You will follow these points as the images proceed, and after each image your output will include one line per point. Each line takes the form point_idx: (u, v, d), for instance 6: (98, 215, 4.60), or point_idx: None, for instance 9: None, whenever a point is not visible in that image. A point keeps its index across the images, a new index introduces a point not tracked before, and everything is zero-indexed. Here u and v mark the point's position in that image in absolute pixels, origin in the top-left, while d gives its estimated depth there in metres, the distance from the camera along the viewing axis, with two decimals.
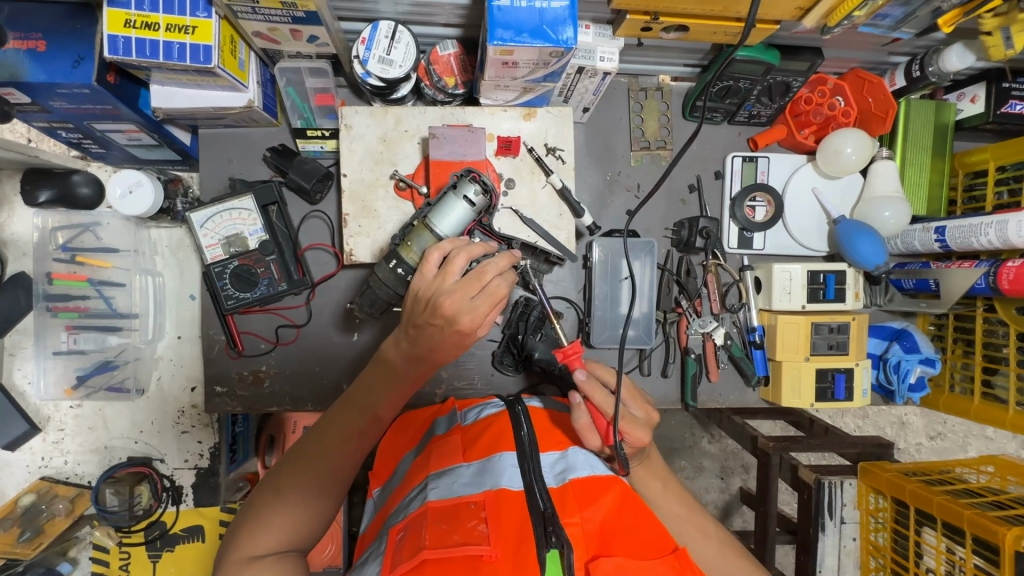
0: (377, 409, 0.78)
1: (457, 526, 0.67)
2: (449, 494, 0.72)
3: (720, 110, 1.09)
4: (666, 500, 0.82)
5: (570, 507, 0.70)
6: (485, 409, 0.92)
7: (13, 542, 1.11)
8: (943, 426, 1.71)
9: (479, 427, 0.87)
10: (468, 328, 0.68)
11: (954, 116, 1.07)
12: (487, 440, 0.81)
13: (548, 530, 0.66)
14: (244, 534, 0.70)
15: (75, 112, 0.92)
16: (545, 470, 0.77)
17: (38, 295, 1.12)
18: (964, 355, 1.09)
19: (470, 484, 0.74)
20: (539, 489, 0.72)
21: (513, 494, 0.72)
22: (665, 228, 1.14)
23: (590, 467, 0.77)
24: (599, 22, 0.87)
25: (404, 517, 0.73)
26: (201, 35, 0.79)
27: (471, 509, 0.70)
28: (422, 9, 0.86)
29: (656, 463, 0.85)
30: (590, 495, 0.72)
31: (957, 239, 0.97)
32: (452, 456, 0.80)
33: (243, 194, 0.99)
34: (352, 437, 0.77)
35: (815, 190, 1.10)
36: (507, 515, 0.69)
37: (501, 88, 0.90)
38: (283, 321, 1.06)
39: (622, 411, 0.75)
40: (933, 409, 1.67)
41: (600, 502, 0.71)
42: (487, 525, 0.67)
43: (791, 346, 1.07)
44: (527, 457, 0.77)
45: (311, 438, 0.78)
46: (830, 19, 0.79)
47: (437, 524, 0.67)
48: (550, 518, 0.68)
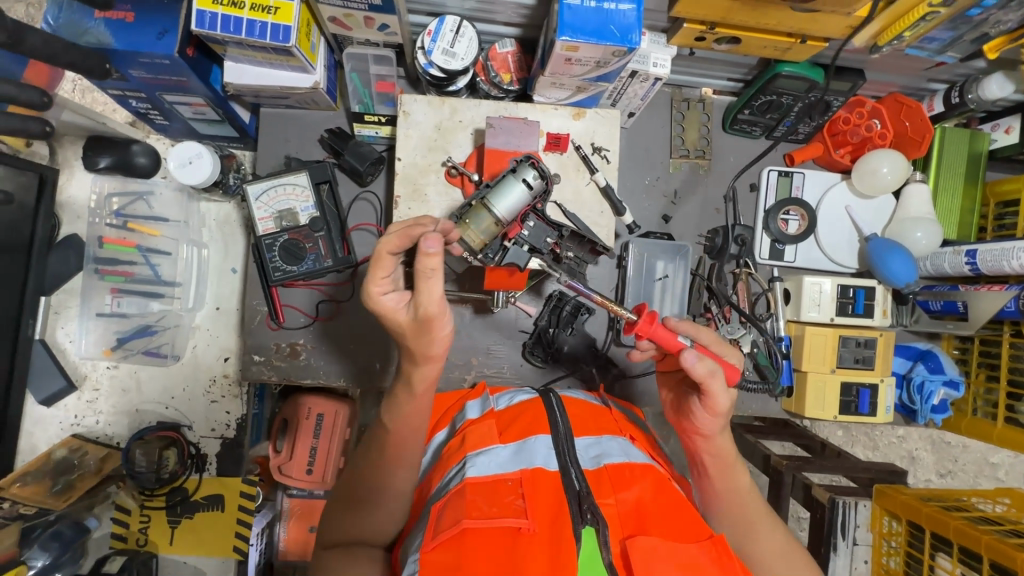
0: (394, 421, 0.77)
1: (495, 500, 0.69)
2: (486, 471, 0.73)
3: (760, 125, 1.13)
4: (743, 486, 0.81)
5: (604, 488, 0.72)
6: (516, 396, 0.94)
7: (43, 493, 1.10)
8: (954, 463, 1.70)
9: (512, 413, 0.87)
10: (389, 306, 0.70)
11: (987, 145, 1.10)
12: (523, 422, 0.82)
13: (583, 508, 0.67)
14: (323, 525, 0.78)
15: (150, 82, 0.97)
16: (581, 454, 0.79)
17: (89, 257, 1.18)
18: (987, 381, 1.11)
19: (507, 462, 0.76)
20: (575, 470, 0.73)
21: (548, 474, 0.73)
22: (699, 235, 1.17)
23: (625, 453, 0.78)
24: (654, 31, 0.92)
25: (441, 492, 0.74)
26: (282, 15, 0.84)
27: (509, 486, 0.71)
28: (487, 6, 0.92)
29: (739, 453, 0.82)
30: (624, 479, 0.74)
31: (988, 263, 1.00)
32: (488, 438, 0.80)
33: (299, 170, 1.03)
34: (398, 443, 0.76)
35: (848, 208, 1.13)
36: (544, 493, 0.70)
37: (556, 86, 0.94)
38: (324, 297, 1.10)
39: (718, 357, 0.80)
40: (944, 444, 1.66)
41: (635, 486, 0.73)
42: (524, 501, 0.69)
43: (817, 358, 1.09)
44: (562, 440, 0.78)
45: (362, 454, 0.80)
46: (879, 39, 0.81)
47: (476, 498, 0.69)
48: (586, 497, 0.69)
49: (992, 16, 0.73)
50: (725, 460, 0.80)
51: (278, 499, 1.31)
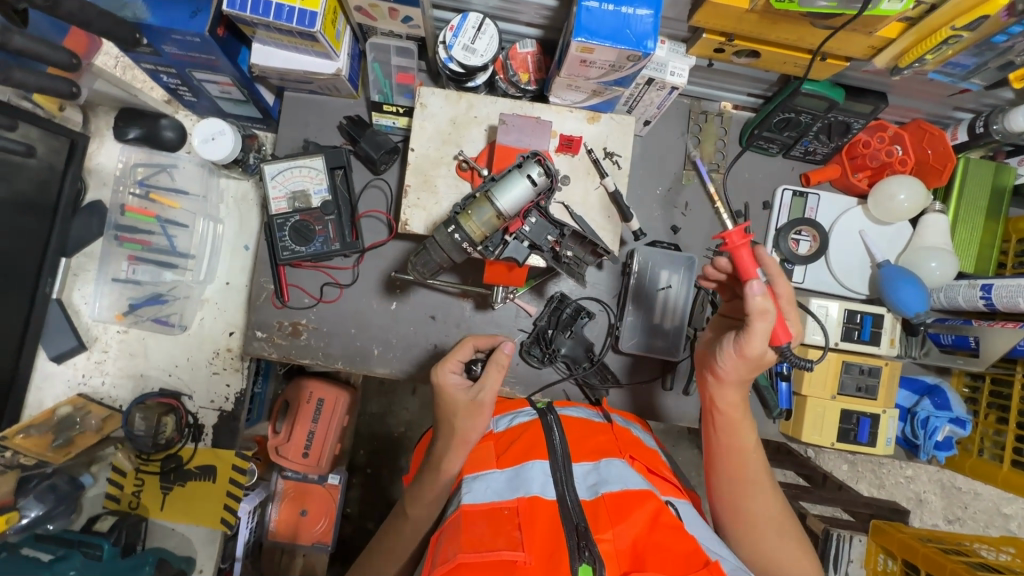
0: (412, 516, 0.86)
1: (490, 531, 0.67)
2: (483, 499, 0.72)
3: (777, 142, 1.12)
4: (749, 448, 0.84)
5: (601, 522, 0.69)
6: (517, 417, 0.89)
7: (44, 446, 1.14)
8: (963, 510, 1.65)
9: (513, 434, 0.84)
10: (448, 380, 0.89)
11: (1012, 180, 1.07)
12: (519, 447, 0.79)
13: (580, 545, 0.66)
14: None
15: (181, 58, 1.00)
16: (579, 483, 0.75)
17: (111, 224, 1.23)
18: (996, 423, 1.07)
19: (503, 489, 0.73)
20: (572, 502, 0.71)
21: (546, 503, 0.71)
22: (706, 249, 1.16)
23: (623, 479, 0.74)
24: (674, 40, 0.92)
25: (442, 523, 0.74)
26: (310, 1, 0.86)
27: (505, 515, 0.69)
28: (510, 5, 0.93)
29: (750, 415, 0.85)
30: (623, 510, 0.70)
31: (1004, 299, 0.97)
32: (484, 462, 0.79)
33: (315, 154, 1.05)
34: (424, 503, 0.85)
35: (862, 233, 1.11)
36: (541, 524, 0.68)
37: (572, 88, 0.95)
38: (329, 280, 1.11)
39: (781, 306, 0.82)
40: (954, 489, 1.61)
41: (634, 518, 0.68)
42: (521, 534, 0.67)
43: (819, 382, 1.07)
44: (560, 467, 0.75)
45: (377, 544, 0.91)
46: (900, 61, 0.79)
47: (473, 530, 0.67)
48: (583, 533, 0.67)
49: (1018, 44, 0.71)
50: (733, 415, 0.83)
51: (273, 481, 1.42)
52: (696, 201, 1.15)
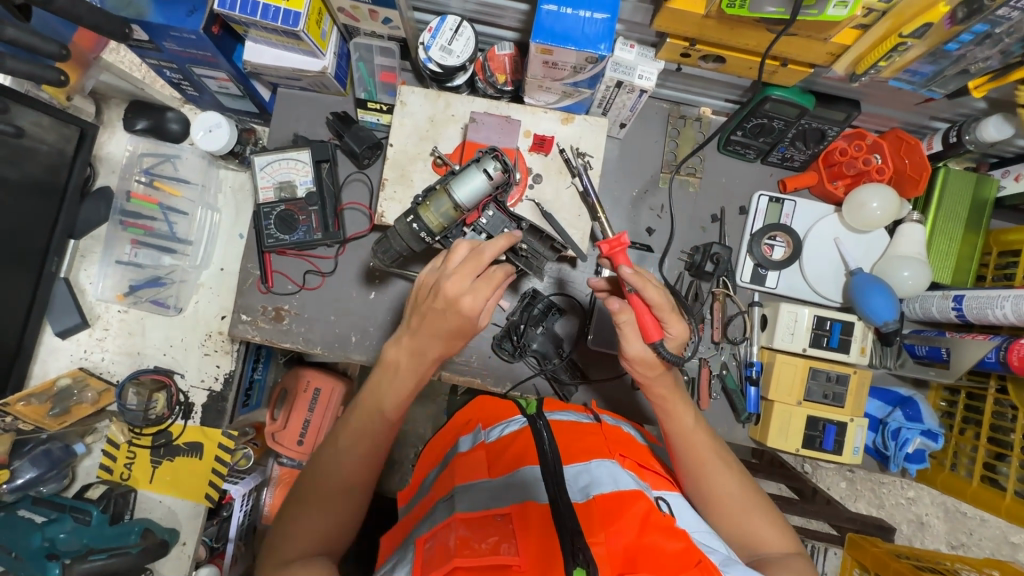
0: (385, 410, 0.80)
1: (484, 534, 0.70)
2: (476, 505, 0.75)
3: (754, 148, 1.13)
4: (689, 428, 0.86)
5: (594, 525, 0.70)
6: (509, 426, 0.92)
7: (42, 413, 1.21)
8: (968, 537, 1.59)
9: (503, 444, 0.87)
10: (471, 309, 0.74)
11: (995, 192, 1.05)
12: (511, 456, 0.82)
13: (574, 549, 0.65)
14: (274, 543, 0.76)
15: (181, 54, 1.07)
16: (572, 489, 0.77)
17: (117, 209, 1.31)
18: (972, 438, 1.05)
19: (495, 496, 0.77)
20: (566, 507, 0.72)
21: (539, 507, 0.74)
22: (682, 251, 1.17)
23: (614, 481, 0.76)
24: (643, 45, 0.94)
25: (430, 527, 0.75)
26: (294, 2, 0.92)
27: (497, 521, 0.73)
28: (486, 9, 0.97)
29: (684, 396, 0.87)
30: (614, 514, 0.71)
31: (974, 310, 0.96)
32: (476, 471, 0.82)
33: (303, 147, 1.11)
34: (364, 441, 0.81)
35: (836, 240, 1.11)
36: (533, 527, 0.70)
37: (544, 89, 0.98)
38: (311, 268, 1.15)
39: (662, 308, 0.81)
40: (957, 513, 1.56)
41: (627, 520, 0.70)
42: (514, 539, 0.70)
43: (785, 387, 1.07)
44: (553, 472, 0.77)
45: (325, 447, 0.83)
46: (857, 67, 0.80)
47: (463, 534, 0.70)
48: (577, 535, 0.67)
49: (969, 52, 0.72)
50: (664, 407, 0.86)
51: (268, 467, 1.49)
52: (667, 199, 1.16)
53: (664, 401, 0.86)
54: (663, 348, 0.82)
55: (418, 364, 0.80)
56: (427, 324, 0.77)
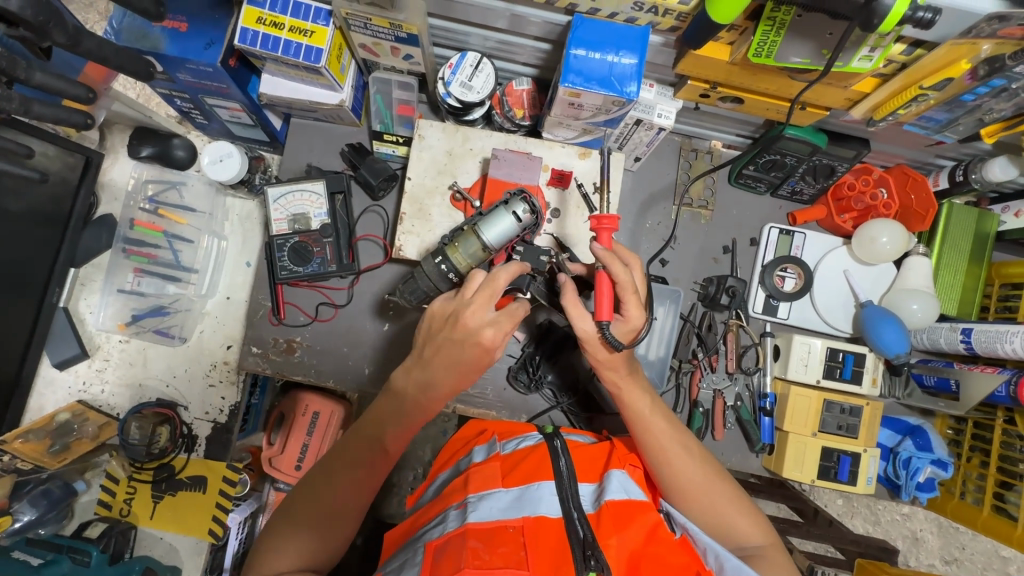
0: (390, 439, 0.80)
1: (495, 546, 0.69)
2: (488, 516, 0.74)
3: (764, 181, 1.15)
4: (644, 412, 0.84)
5: (606, 528, 0.73)
6: (524, 441, 0.92)
7: (41, 451, 1.18)
8: (960, 551, 1.59)
9: (518, 456, 0.87)
10: (472, 326, 0.76)
11: (996, 226, 1.09)
12: (526, 467, 0.81)
13: (587, 554, 0.69)
14: (262, 558, 0.72)
15: (194, 85, 1.05)
16: (583, 497, 0.79)
17: (119, 236, 1.26)
18: (979, 466, 1.07)
19: (508, 508, 0.76)
20: (578, 516, 0.74)
21: (552, 522, 0.74)
22: (694, 282, 1.18)
23: (625, 491, 0.79)
24: (661, 84, 0.95)
25: (440, 534, 0.74)
26: (316, 39, 0.91)
27: (510, 533, 0.72)
28: (506, 46, 0.98)
29: (641, 381, 0.86)
30: (624, 520, 0.74)
31: (983, 343, 0.99)
32: (491, 481, 0.80)
33: (317, 179, 1.10)
34: (364, 467, 0.79)
35: (846, 273, 1.13)
36: (546, 542, 0.72)
37: (563, 126, 0.99)
38: (324, 299, 1.14)
39: (626, 288, 0.79)
40: (952, 529, 1.56)
41: (636, 528, 0.74)
42: (525, 552, 0.70)
43: (800, 419, 1.08)
44: (566, 486, 0.79)
45: (322, 464, 0.81)
46: (875, 113, 0.83)
47: (474, 544, 0.69)
48: (590, 543, 0.70)
49: (985, 103, 0.75)
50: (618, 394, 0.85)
51: (264, 492, 1.42)
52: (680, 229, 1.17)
53: (618, 387, 0.85)
54: (610, 331, 0.80)
55: (428, 400, 0.81)
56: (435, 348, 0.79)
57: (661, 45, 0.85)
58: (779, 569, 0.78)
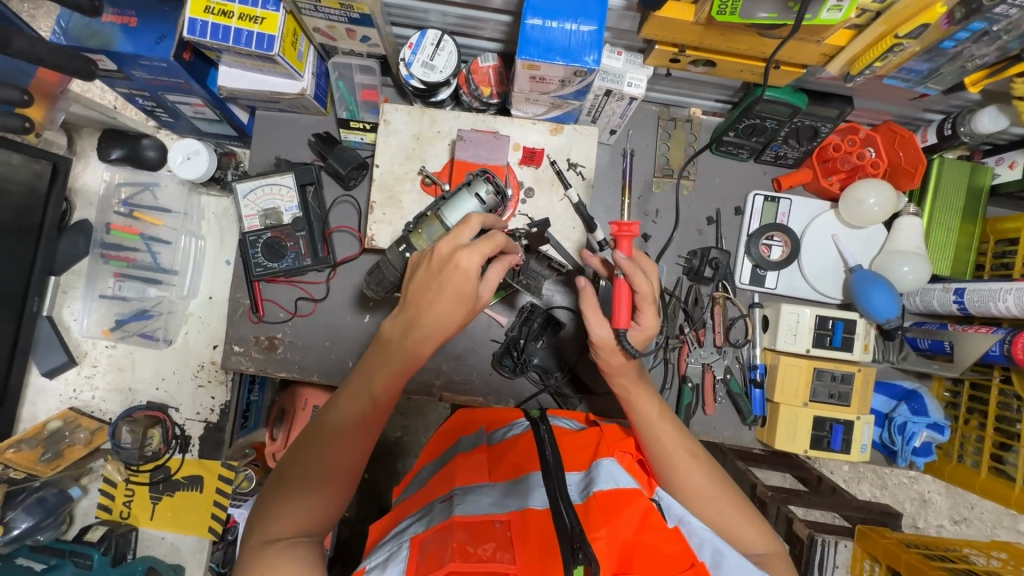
0: (374, 390, 0.75)
1: (480, 539, 0.67)
2: (476, 510, 0.72)
3: (747, 147, 1.11)
4: (652, 419, 0.82)
5: (594, 522, 0.69)
6: (513, 429, 0.92)
7: (33, 460, 1.17)
8: (970, 510, 1.56)
9: (505, 447, 0.88)
10: (469, 268, 0.70)
11: (990, 180, 1.05)
12: (513, 461, 0.83)
13: (575, 548, 0.64)
14: (264, 520, 0.69)
15: (152, 82, 1.02)
16: (571, 487, 0.77)
17: (98, 242, 1.26)
18: (977, 428, 1.05)
19: (495, 504, 0.75)
20: (565, 507, 0.71)
21: (539, 512, 0.71)
22: (679, 255, 1.15)
23: (614, 479, 0.75)
24: (631, 51, 0.91)
25: (424, 527, 0.72)
26: (268, 25, 0.88)
27: (496, 526, 0.70)
28: (468, 22, 0.94)
29: (649, 386, 0.85)
30: (613, 510, 0.70)
31: (976, 303, 0.96)
32: (477, 474, 0.82)
33: (286, 171, 1.08)
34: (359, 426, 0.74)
35: (835, 237, 1.10)
36: (532, 535, 0.68)
37: (531, 101, 0.95)
38: (303, 294, 1.13)
39: (646, 299, 0.79)
40: (960, 489, 1.53)
41: (626, 517, 0.69)
42: (513, 545, 0.67)
43: (791, 390, 1.06)
44: (553, 475, 0.76)
45: (309, 441, 0.74)
46: (853, 68, 0.79)
47: (460, 539, 0.67)
48: (577, 536, 0.66)
49: (966, 49, 0.71)
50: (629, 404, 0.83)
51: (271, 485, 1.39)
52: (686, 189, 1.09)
53: (627, 394, 0.84)
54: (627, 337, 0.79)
55: (402, 344, 0.74)
56: (429, 286, 0.72)
57: (623, 9, 0.81)
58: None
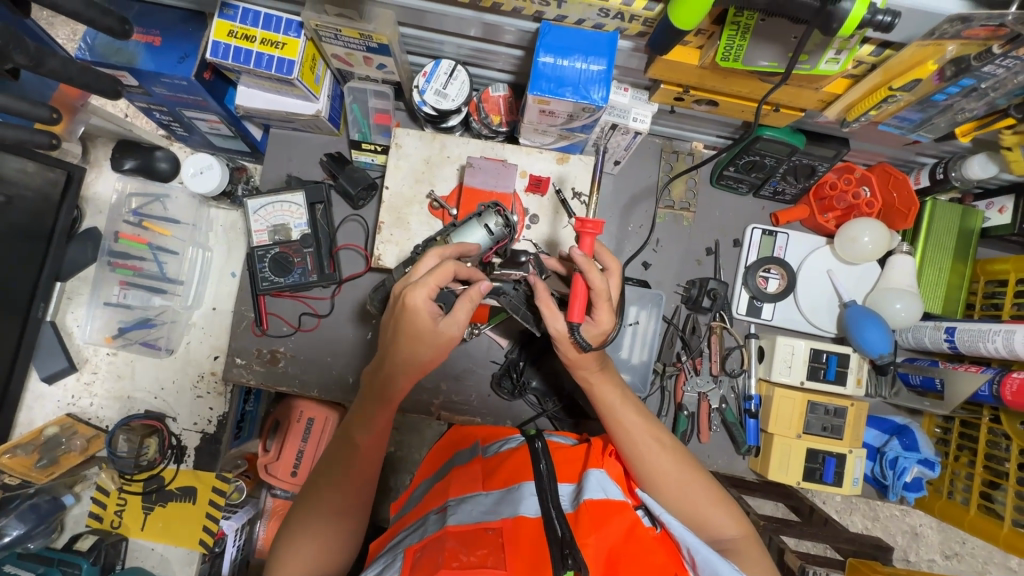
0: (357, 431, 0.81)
1: (474, 548, 0.67)
2: (467, 519, 0.73)
3: (746, 182, 1.14)
4: (613, 404, 0.84)
5: (584, 528, 0.70)
6: (507, 444, 0.93)
7: (29, 466, 1.18)
8: (961, 546, 1.56)
9: (499, 459, 0.89)
10: (419, 303, 0.74)
11: (980, 223, 1.08)
12: (508, 469, 0.82)
13: (564, 553, 0.66)
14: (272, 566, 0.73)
15: (171, 99, 1.05)
16: (561, 495, 0.78)
17: (105, 250, 1.28)
18: (967, 464, 1.07)
19: (488, 512, 0.75)
20: (555, 514, 0.72)
21: (531, 522, 0.72)
22: (677, 284, 1.18)
23: (603, 489, 0.77)
24: (637, 88, 0.95)
25: (419, 539, 0.73)
26: (288, 50, 0.91)
27: (489, 534, 0.71)
28: (480, 54, 0.98)
29: (611, 371, 0.86)
30: (602, 518, 0.72)
31: (966, 342, 0.98)
32: (472, 484, 0.82)
33: (297, 190, 1.11)
34: (354, 466, 0.79)
35: (830, 273, 1.12)
36: (524, 542, 0.69)
37: (539, 132, 0.99)
38: (307, 310, 1.14)
39: (602, 295, 0.78)
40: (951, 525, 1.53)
41: (614, 526, 0.72)
42: (504, 551, 0.68)
43: (785, 420, 1.08)
44: (545, 485, 0.78)
45: (310, 487, 0.79)
46: (849, 114, 0.83)
47: (452, 546, 0.67)
48: (567, 542, 0.68)
49: (956, 102, 0.74)
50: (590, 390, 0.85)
51: (262, 498, 1.38)
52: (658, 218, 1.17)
53: (588, 382, 0.86)
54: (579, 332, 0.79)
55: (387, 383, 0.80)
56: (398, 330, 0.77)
57: (631, 50, 0.84)
58: (756, 561, 0.78)
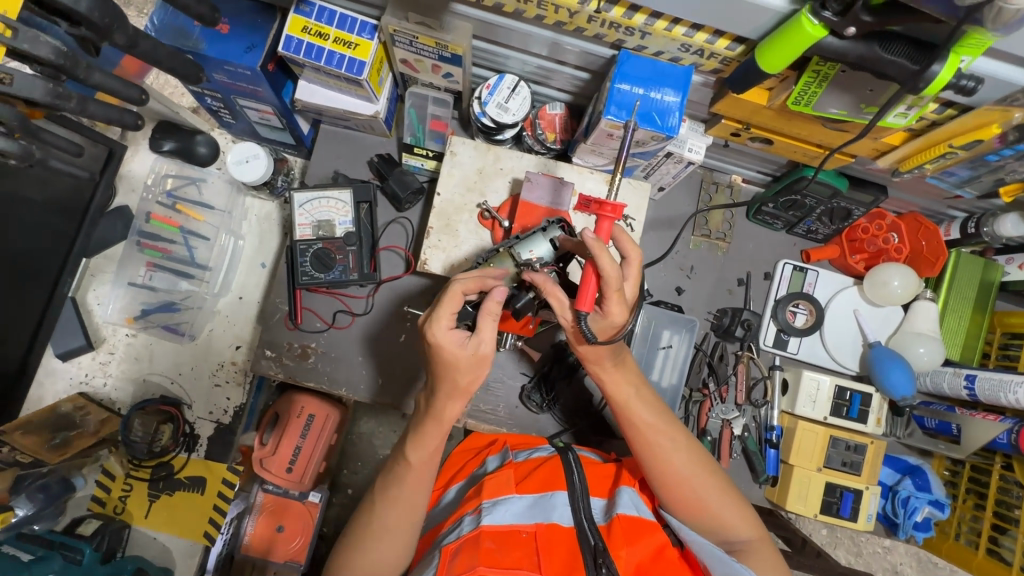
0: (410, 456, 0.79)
1: (513, 553, 0.70)
2: (503, 518, 0.74)
3: (783, 219, 1.18)
4: (628, 400, 0.84)
5: (617, 540, 0.72)
6: (537, 452, 0.91)
7: (40, 446, 1.13)
8: None
9: (530, 464, 0.85)
10: (443, 337, 0.75)
11: (1000, 276, 1.13)
12: (540, 477, 0.80)
13: (598, 563, 0.69)
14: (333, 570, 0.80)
15: (228, 86, 1.05)
16: (594, 509, 0.79)
17: (134, 229, 1.23)
18: (974, 508, 1.11)
19: (523, 514, 0.75)
20: (589, 526, 0.74)
21: (564, 530, 0.74)
22: (708, 311, 1.20)
23: (636, 507, 0.78)
24: (694, 119, 0.97)
25: (456, 537, 0.74)
26: (360, 51, 0.92)
27: (524, 538, 0.72)
28: (544, 73, 1.01)
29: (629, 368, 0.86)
30: (636, 533, 0.74)
31: (986, 391, 1.02)
32: (506, 486, 0.79)
33: (345, 187, 1.10)
34: (405, 491, 0.79)
35: (856, 312, 1.16)
36: (558, 552, 0.71)
37: (595, 153, 1.01)
38: (342, 307, 1.14)
39: (613, 286, 0.75)
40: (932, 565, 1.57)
41: (645, 542, 0.73)
42: (538, 556, 0.70)
43: (806, 453, 1.10)
44: (580, 496, 0.77)
45: (368, 501, 0.82)
46: (903, 164, 0.86)
47: (489, 545, 0.70)
48: (600, 551, 0.70)
49: (1008, 164, 0.78)
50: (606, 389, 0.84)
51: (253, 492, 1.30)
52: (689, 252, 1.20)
53: (604, 379, 0.85)
54: (587, 322, 0.75)
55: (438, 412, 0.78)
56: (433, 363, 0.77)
57: (700, 84, 0.87)
58: (767, 561, 0.78)
